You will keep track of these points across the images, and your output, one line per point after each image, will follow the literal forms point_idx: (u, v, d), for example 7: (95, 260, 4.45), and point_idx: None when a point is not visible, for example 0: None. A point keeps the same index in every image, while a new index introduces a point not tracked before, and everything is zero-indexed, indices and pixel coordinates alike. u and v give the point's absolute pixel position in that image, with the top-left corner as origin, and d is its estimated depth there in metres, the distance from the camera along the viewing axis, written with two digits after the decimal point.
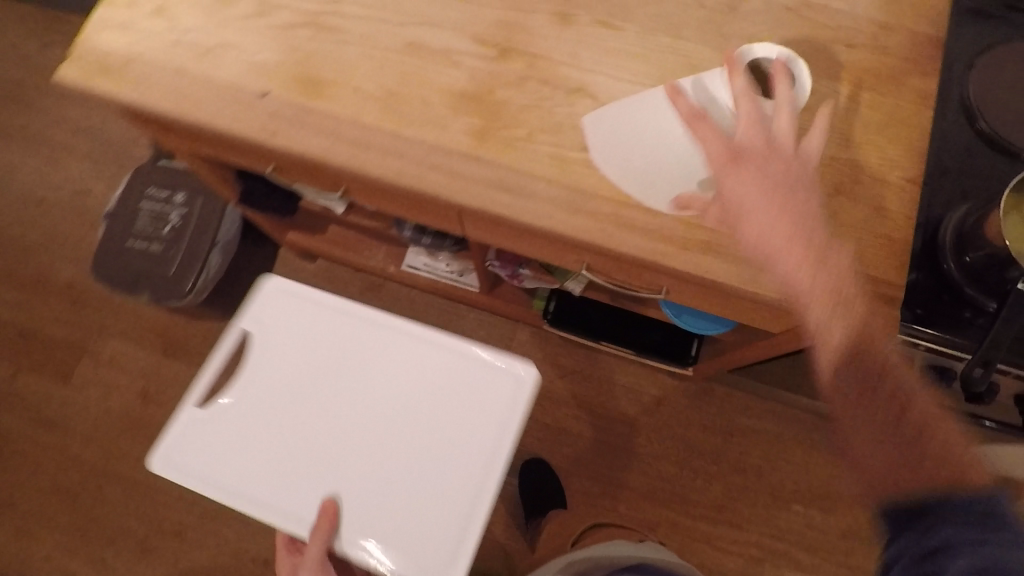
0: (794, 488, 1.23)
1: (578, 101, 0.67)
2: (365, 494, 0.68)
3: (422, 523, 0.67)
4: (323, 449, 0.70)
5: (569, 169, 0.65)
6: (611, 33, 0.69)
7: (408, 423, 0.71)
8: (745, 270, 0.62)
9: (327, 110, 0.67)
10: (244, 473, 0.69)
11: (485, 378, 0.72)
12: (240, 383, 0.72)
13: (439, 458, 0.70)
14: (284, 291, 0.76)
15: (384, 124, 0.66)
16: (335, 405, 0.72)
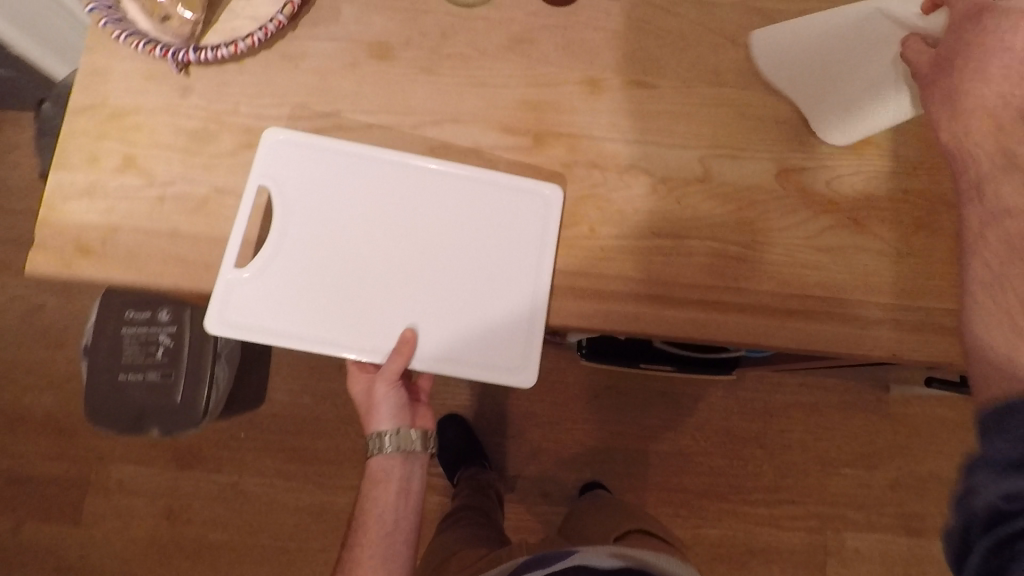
0: (839, 454, 1.25)
1: (634, 181, 0.61)
2: (434, 327, 0.58)
3: (487, 287, 0.59)
4: (378, 291, 0.58)
5: (642, 259, 0.60)
6: (649, 93, 0.63)
7: (467, 254, 0.59)
8: (848, 333, 0.59)
9: (359, 245, 0.58)
10: (295, 311, 0.57)
11: (528, 191, 0.60)
12: (272, 240, 0.58)
13: (507, 273, 0.59)
14: (295, 145, 0.60)
15: (430, 251, 0.59)
16: (380, 249, 0.59)
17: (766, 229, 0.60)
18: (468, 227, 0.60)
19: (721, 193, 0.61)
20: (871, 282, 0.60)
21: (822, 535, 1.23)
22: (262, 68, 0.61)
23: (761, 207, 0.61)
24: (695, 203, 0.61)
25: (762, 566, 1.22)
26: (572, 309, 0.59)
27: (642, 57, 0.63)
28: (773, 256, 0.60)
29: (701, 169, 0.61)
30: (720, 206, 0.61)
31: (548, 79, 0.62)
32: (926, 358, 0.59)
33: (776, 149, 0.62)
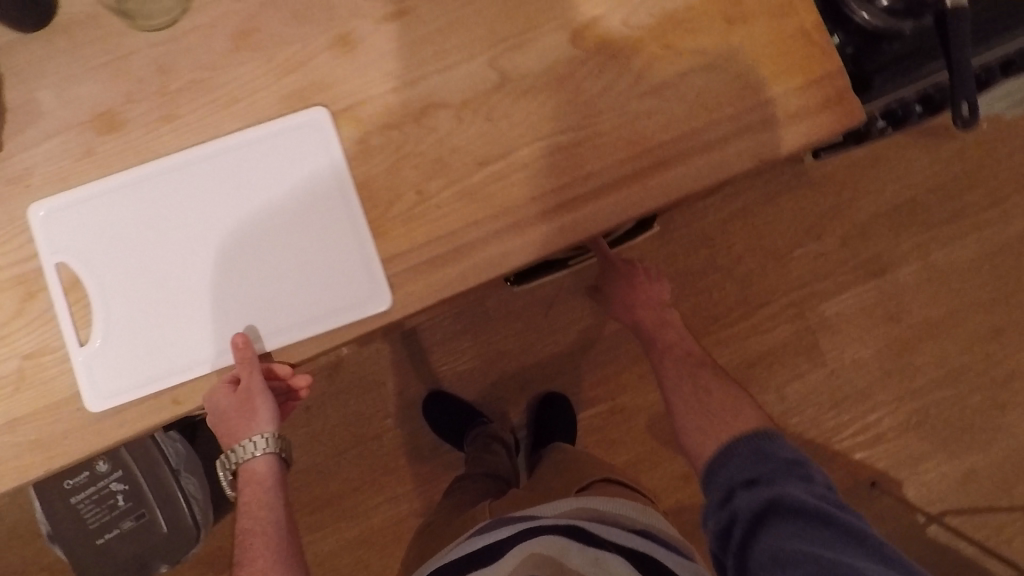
0: (785, 241, 1.28)
1: (436, 120, 0.55)
2: (282, 302, 0.54)
3: (319, 237, 0.55)
4: (217, 297, 0.54)
5: (483, 194, 0.55)
6: (406, 19, 0.56)
7: (282, 216, 0.55)
8: (708, 163, 0.57)
9: (194, 286, 0.54)
10: (157, 357, 0.53)
11: (300, 130, 0.55)
12: (96, 306, 0.53)
13: (323, 214, 0.55)
14: (62, 212, 0.54)
15: (269, 264, 0.55)
16: (195, 259, 0.54)
17: (587, 100, 0.56)
18: (263, 195, 0.55)
19: (528, 87, 0.56)
20: (708, 100, 0.57)
21: (805, 319, 1.27)
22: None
23: (571, 80, 0.56)
24: (506, 111, 0.56)
25: (767, 371, 1.26)
26: (441, 280, 0.55)
27: None
28: (603, 125, 0.56)
29: (496, 73, 0.56)
30: (533, 100, 0.56)
31: (297, 61, 0.55)
32: (789, 146, 0.57)
33: (559, 11, 0.56)
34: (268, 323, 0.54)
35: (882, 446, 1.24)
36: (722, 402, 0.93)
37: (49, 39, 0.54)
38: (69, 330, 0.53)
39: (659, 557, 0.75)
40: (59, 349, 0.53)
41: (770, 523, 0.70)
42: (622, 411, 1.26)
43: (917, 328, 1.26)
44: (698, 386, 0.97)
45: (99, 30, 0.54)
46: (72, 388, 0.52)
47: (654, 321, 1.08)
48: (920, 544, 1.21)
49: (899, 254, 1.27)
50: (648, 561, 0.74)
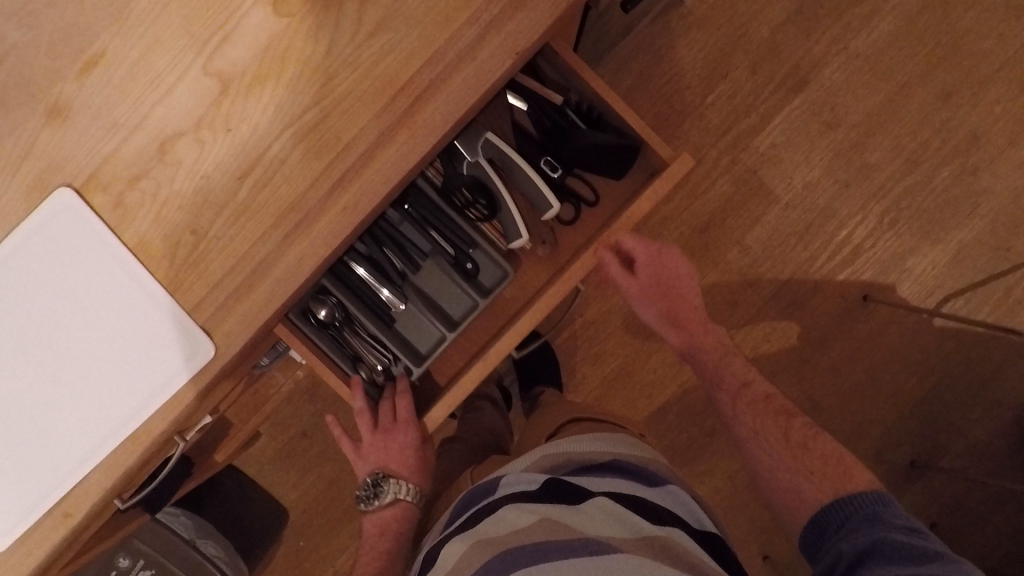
0: (695, 90, 1.16)
1: (178, 152, 0.52)
2: (117, 388, 0.53)
3: (121, 314, 0.53)
4: (53, 408, 0.53)
5: (257, 205, 0.52)
6: (105, 63, 0.51)
7: (76, 309, 0.53)
8: (466, 76, 0.51)
9: (25, 408, 0.53)
10: (24, 485, 0.53)
11: (53, 218, 0.52)
12: None
13: (113, 294, 0.53)
14: None
15: (85, 359, 0.53)
16: (16, 381, 0.53)
17: (318, 68, 0.51)
18: (49, 298, 0.53)
19: (252, 80, 0.51)
20: (438, 11, 0.51)
21: (744, 162, 1.18)
22: None
23: (292, 53, 0.51)
24: (241, 114, 0.52)
25: (727, 229, 1.18)
26: (254, 305, 0.53)
27: (64, 38, 0.51)
28: (344, 85, 0.52)
29: (213, 78, 0.51)
30: (263, 92, 0.51)
31: (18, 153, 0.52)
32: (545, 20, 0.51)
33: None
34: (114, 414, 0.53)
35: (864, 257, 1.18)
36: (827, 461, 0.67)
37: None
38: None
39: (646, 493, 0.63)
40: None
41: (880, 564, 0.52)
42: (594, 323, 1.21)
43: (861, 125, 1.17)
44: (752, 412, 0.76)
45: None
46: None
47: (697, 329, 0.82)
48: (927, 336, 1.19)
49: (818, 56, 1.16)
50: (635, 496, 0.62)
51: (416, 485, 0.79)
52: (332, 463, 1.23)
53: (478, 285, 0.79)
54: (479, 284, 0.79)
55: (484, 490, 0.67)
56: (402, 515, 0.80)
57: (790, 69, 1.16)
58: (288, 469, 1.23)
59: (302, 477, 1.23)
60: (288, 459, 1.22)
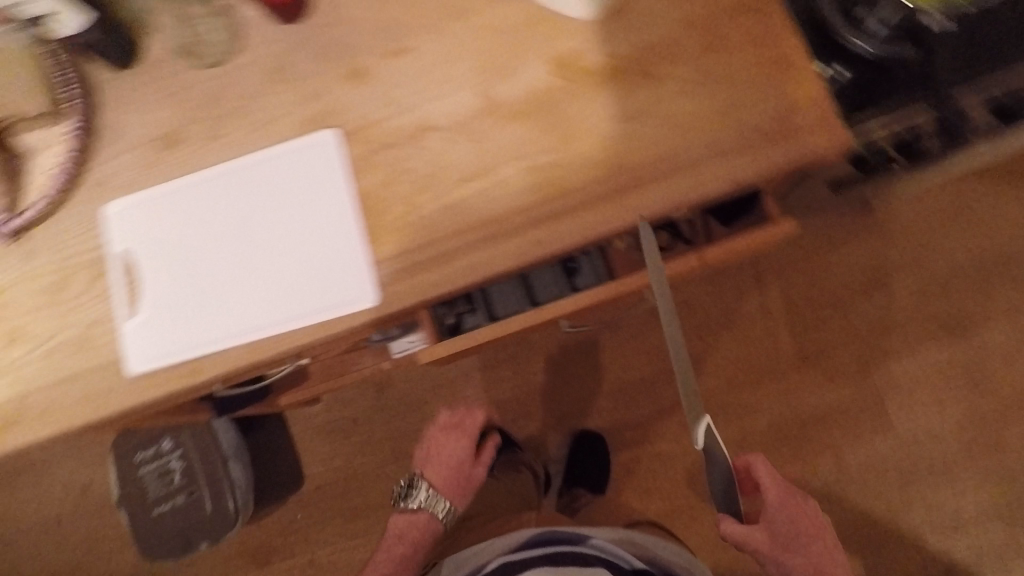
0: (850, 290, 1.17)
1: (428, 140, 0.61)
2: (280, 295, 0.61)
3: (319, 238, 0.61)
4: (229, 288, 0.62)
5: (464, 208, 0.60)
6: (411, 54, 0.63)
7: (290, 217, 0.62)
8: (680, 183, 0.58)
9: (218, 273, 0.63)
10: (186, 328, 0.62)
11: (312, 146, 0.63)
12: (151, 284, 0.64)
13: (322, 221, 0.61)
14: (132, 208, 0.65)
15: (276, 257, 0.62)
16: (216, 254, 0.63)
17: (565, 125, 0.60)
18: (277, 201, 0.63)
19: (509, 114, 0.61)
20: (683, 125, 0.59)
21: (871, 377, 1.15)
22: (78, 204, 0.65)
23: (552, 107, 0.60)
24: (489, 133, 0.61)
25: (827, 431, 1.14)
26: (422, 282, 0.60)
27: (391, 26, 0.63)
28: (580, 147, 0.59)
29: (484, 99, 0.61)
30: (514, 125, 0.61)
31: (316, 91, 0.64)
32: (767, 170, 0.57)
33: (544, 44, 0.61)
34: (274, 311, 0.61)
35: (960, 531, 1.09)
36: None
37: (131, 72, 0.67)
38: (127, 301, 0.64)
39: None
40: (117, 317, 0.63)
41: None
42: (659, 456, 1.22)
43: (1006, 400, 1.11)
44: None
45: (167, 66, 0.66)
46: (124, 349, 0.63)
47: None
48: None
49: (986, 315, 1.14)
50: None
51: (451, 503, 0.87)
52: (365, 455, 1.28)
53: (576, 282, 0.75)
54: (579, 280, 0.75)
55: (570, 538, 0.87)
56: (424, 527, 0.87)
57: (953, 313, 1.14)
58: (326, 441, 1.29)
59: (332, 454, 1.28)
60: (330, 432, 1.29)
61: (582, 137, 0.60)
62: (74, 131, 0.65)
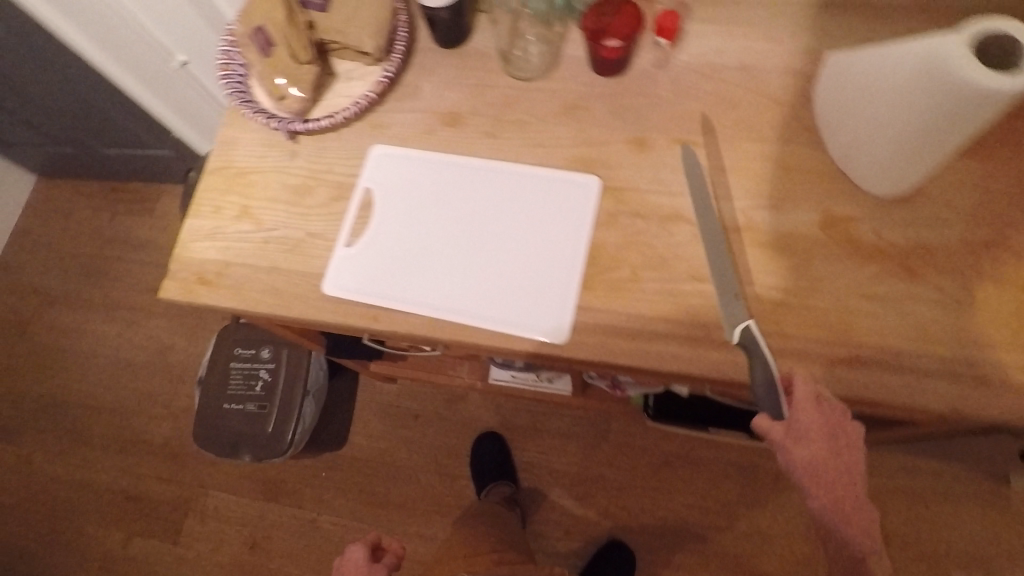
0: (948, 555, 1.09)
1: (676, 228, 0.64)
2: (481, 292, 0.64)
3: (542, 263, 0.64)
4: (440, 263, 0.66)
5: (682, 301, 0.61)
6: (695, 149, 0.67)
7: (526, 233, 0.66)
8: (901, 382, 0.57)
9: (439, 247, 0.66)
10: (390, 279, 0.66)
11: (573, 185, 0.67)
12: (377, 225, 0.68)
13: (552, 250, 0.65)
14: (394, 158, 0.71)
15: (495, 260, 0.65)
16: (444, 229, 0.67)
17: (810, 277, 0.61)
18: (521, 215, 0.66)
19: (762, 241, 0.62)
20: (926, 333, 0.58)
21: None
22: (355, 136, 0.73)
23: (805, 254, 0.61)
24: (734, 249, 0.63)
25: None
26: (613, 346, 0.61)
27: (688, 119, 0.68)
28: (817, 303, 0.60)
29: (744, 218, 0.64)
30: (762, 253, 0.62)
31: (596, 141, 0.68)
32: (993, 415, 0.55)
33: (822, 197, 0.63)
34: (473, 304, 0.64)
35: None
36: None
37: (451, 53, 0.75)
38: (351, 231, 0.68)
39: None
40: (338, 239, 0.68)
41: None
42: None
43: None
44: None
45: (480, 63, 0.74)
46: (330, 268, 0.67)
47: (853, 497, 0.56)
48: None
49: None
50: None
51: None
52: (411, 453, 1.31)
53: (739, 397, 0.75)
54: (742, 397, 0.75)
55: None
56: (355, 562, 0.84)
57: None
58: (385, 423, 1.34)
59: (385, 436, 1.32)
60: (393, 416, 1.34)
61: (822, 294, 0.60)
62: (380, 78, 0.72)
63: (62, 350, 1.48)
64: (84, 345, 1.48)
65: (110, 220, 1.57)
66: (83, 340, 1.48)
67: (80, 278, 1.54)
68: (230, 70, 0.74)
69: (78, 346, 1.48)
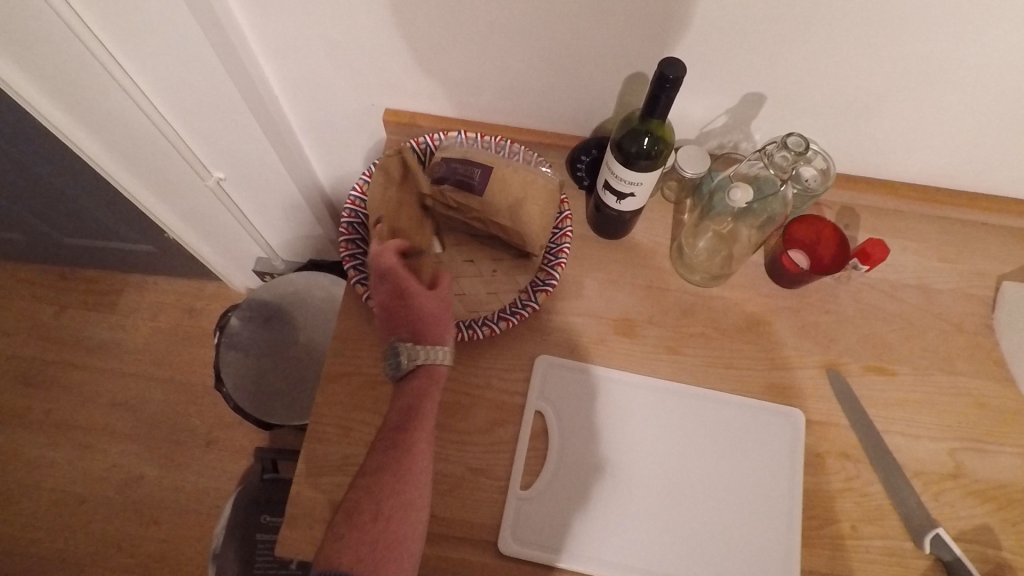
0: None
1: (889, 473, 0.59)
2: (692, 552, 0.56)
3: (753, 514, 0.57)
4: (639, 514, 0.57)
5: (907, 563, 0.56)
6: (889, 379, 0.63)
7: (728, 476, 0.59)
8: None
9: (633, 492, 0.58)
10: (580, 533, 0.56)
11: (771, 415, 0.61)
12: (555, 462, 0.58)
13: (761, 497, 0.58)
14: (564, 373, 0.61)
15: (699, 509, 0.57)
16: (636, 468, 0.59)
17: None
18: (719, 452, 0.60)
19: (978, 491, 0.59)
20: None
21: None
22: (512, 341, 0.62)
23: (1023, 508, 0.58)
24: (953, 501, 0.58)
25: None
26: None
27: (875, 342, 0.65)
28: None
29: (952, 462, 0.60)
30: (980, 505, 0.58)
31: (785, 362, 0.63)
32: None
33: None
34: (686, 568, 0.56)
35: None
36: None
37: (611, 246, 0.67)
38: (523, 467, 0.58)
39: None
40: (510, 480, 0.57)
41: None
42: None
43: None
44: None
45: (646, 259, 0.67)
46: (506, 519, 0.56)
47: None
48: None
49: None
50: None
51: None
52: None
53: None
54: None
55: None
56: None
57: None
58: None
59: None
60: None
61: None
62: (543, 286, 0.62)
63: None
64: (28, 476, 1.23)
65: (72, 323, 1.34)
66: (27, 471, 1.24)
67: (27, 391, 1.29)
68: (352, 248, 0.64)
69: (20, 478, 1.23)
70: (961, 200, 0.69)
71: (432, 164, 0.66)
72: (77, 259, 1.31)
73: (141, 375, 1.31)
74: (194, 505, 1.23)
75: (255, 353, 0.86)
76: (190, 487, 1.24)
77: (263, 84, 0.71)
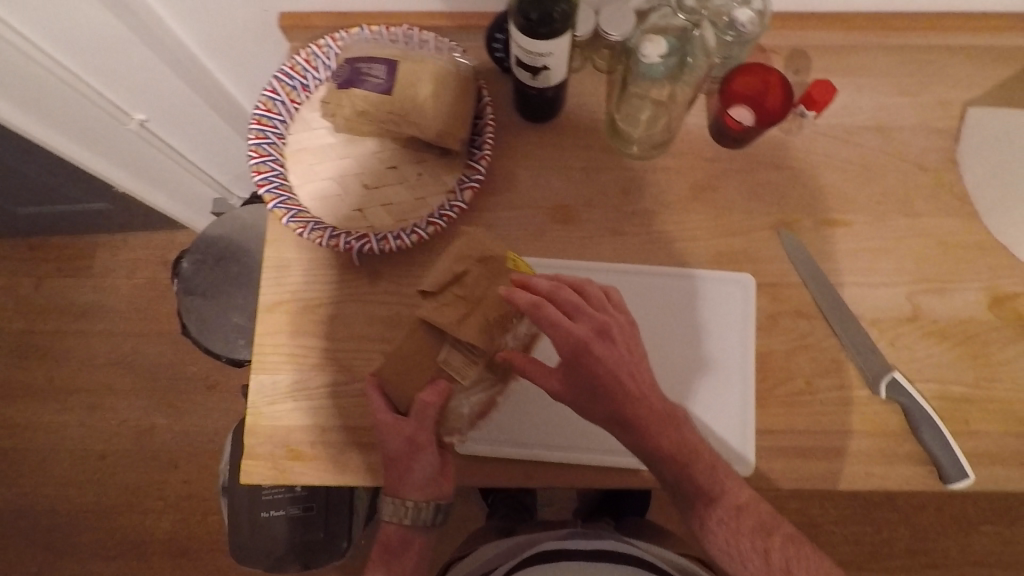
0: None
1: (846, 326, 0.58)
2: None
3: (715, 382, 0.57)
4: None
5: (864, 409, 0.56)
6: (845, 230, 0.60)
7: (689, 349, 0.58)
8: None
9: None
10: (549, 426, 0.60)
11: (724, 282, 0.59)
12: None
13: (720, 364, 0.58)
14: None
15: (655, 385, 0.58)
16: None
17: (990, 365, 0.57)
18: (678, 328, 0.59)
19: (938, 329, 0.58)
20: None
21: None
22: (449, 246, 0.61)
23: (982, 341, 0.57)
24: (910, 344, 0.57)
25: None
26: (800, 472, 0.55)
27: (829, 192, 0.61)
28: (1000, 394, 0.56)
29: (911, 305, 0.58)
30: (939, 345, 0.57)
31: (735, 228, 0.61)
32: None
33: (989, 274, 0.59)
34: None
35: None
36: None
37: (542, 130, 0.63)
38: None
39: None
40: None
41: None
42: None
43: None
44: None
45: (581, 139, 0.63)
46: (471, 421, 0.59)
47: None
48: None
49: None
50: None
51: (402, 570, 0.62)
52: None
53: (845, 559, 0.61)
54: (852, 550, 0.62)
55: None
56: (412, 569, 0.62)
57: None
58: None
59: None
60: None
61: (1006, 386, 0.56)
62: (469, 182, 0.59)
63: (17, 449, 1.28)
64: (46, 440, 1.29)
65: (52, 291, 1.35)
66: (44, 435, 1.29)
67: (26, 362, 1.32)
68: (264, 170, 0.60)
69: (39, 443, 1.29)
70: (923, 23, 0.62)
71: (336, 68, 0.61)
72: (39, 227, 1.29)
73: (131, 332, 1.33)
74: (207, 446, 1.28)
75: (214, 295, 0.86)
76: (200, 430, 1.29)
77: (147, 15, 0.65)
